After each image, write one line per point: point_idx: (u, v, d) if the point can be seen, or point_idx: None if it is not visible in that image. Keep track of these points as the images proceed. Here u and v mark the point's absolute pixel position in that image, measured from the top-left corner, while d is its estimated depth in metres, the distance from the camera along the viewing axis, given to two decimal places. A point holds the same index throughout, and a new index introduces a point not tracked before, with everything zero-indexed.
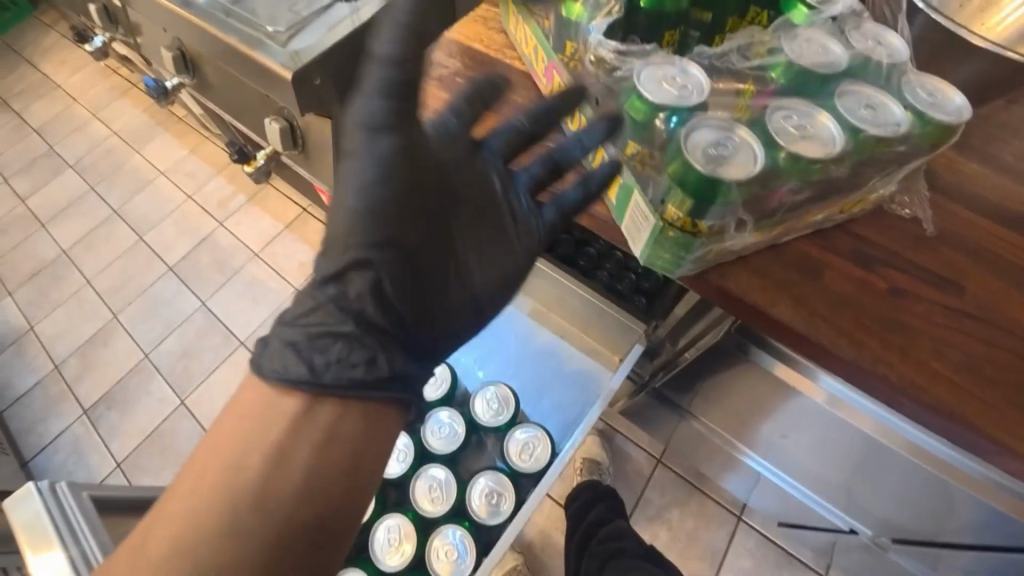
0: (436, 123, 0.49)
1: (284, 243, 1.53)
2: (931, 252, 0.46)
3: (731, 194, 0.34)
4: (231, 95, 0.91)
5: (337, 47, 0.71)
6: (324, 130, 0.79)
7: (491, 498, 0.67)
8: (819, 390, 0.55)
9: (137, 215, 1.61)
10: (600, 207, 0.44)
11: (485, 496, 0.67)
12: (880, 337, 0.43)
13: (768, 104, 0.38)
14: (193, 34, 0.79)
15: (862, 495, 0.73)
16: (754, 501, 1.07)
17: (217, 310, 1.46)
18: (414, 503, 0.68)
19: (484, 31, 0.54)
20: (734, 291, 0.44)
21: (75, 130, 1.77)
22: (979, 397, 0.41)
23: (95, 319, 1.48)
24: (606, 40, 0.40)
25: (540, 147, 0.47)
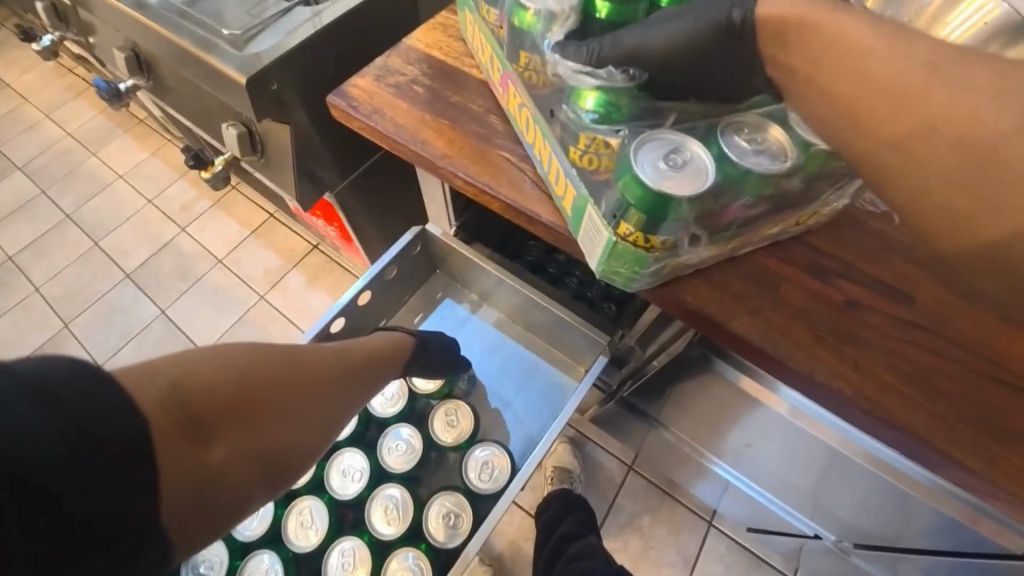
0: (392, 132, 0.48)
1: (249, 250, 1.48)
2: (882, 264, 0.47)
3: (683, 209, 0.33)
4: (187, 97, 0.88)
5: (296, 51, 0.69)
6: (284, 135, 0.76)
7: (449, 520, 0.65)
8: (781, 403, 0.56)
9: (91, 220, 1.54)
10: (557, 219, 0.43)
11: (442, 516, 0.65)
12: (836, 350, 0.44)
13: (719, 120, 0.39)
14: (145, 34, 0.76)
15: (825, 501, 0.74)
16: (724, 507, 1.07)
17: (177, 319, 1.40)
18: (369, 523, 0.66)
19: (444, 39, 0.53)
20: (692, 305, 0.44)
21: (26, 130, 1.68)
22: (928, 409, 0.42)
23: (43, 329, 1.40)
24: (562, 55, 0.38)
25: (498, 157, 0.46)
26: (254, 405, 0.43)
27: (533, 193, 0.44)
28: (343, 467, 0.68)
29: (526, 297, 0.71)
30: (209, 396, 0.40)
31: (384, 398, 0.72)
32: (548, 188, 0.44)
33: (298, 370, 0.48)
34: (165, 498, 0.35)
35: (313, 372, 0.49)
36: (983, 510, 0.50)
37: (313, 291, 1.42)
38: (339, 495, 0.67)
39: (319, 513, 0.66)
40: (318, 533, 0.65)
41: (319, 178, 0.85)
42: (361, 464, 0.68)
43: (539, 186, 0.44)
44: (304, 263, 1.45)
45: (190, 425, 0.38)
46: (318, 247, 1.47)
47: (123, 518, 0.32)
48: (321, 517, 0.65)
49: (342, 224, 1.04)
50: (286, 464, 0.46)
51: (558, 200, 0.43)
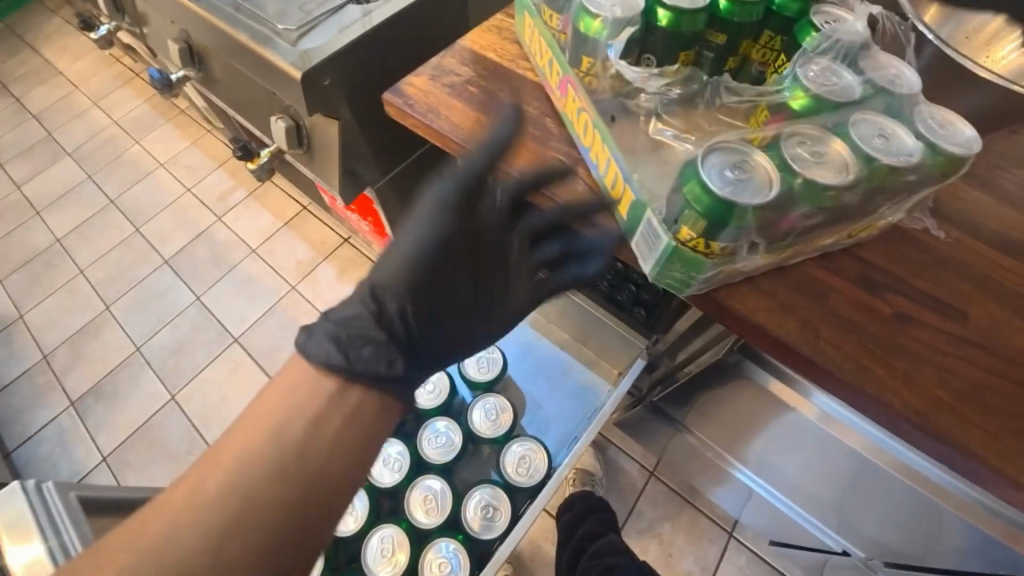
0: (447, 131, 0.49)
1: (282, 241, 1.52)
2: (934, 278, 0.46)
3: (746, 217, 0.33)
4: (237, 90, 0.91)
5: (347, 49, 0.71)
6: (330, 130, 0.78)
7: (487, 512, 0.66)
8: (812, 408, 0.56)
9: (134, 206, 1.60)
10: (610, 222, 0.44)
11: (480, 508, 0.66)
12: (885, 362, 0.43)
13: (782, 128, 0.38)
14: (202, 28, 0.79)
15: (856, 517, 0.73)
16: (746, 518, 1.06)
17: (212, 305, 1.45)
18: (409, 512, 0.67)
19: (498, 41, 0.54)
20: (738, 310, 0.44)
21: (75, 118, 1.75)
22: (980, 425, 0.41)
23: (87, 309, 1.46)
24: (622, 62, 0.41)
25: (551, 160, 0.47)
26: (218, 505, 0.39)
27: (586, 196, 0.45)
28: (384, 456, 0.70)
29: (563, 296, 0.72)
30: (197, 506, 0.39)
31: (425, 391, 0.73)
32: (602, 191, 0.44)
33: (279, 466, 0.40)
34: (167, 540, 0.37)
35: (287, 453, 0.40)
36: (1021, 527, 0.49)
37: (342, 284, 1.45)
38: (377, 482, 0.69)
39: (359, 498, 0.68)
40: (357, 520, 0.67)
41: (360, 173, 0.87)
42: (400, 454, 0.70)
43: (592, 190, 0.45)
44: (334, 256, 1.49)
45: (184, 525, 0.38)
46: (349, 240, 1.50)
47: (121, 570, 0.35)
48: (361, 503, 0.68)
49: (377, 219, 1.06)
50: (313, 513, 0.41)
51: (613, 204, 0.43)
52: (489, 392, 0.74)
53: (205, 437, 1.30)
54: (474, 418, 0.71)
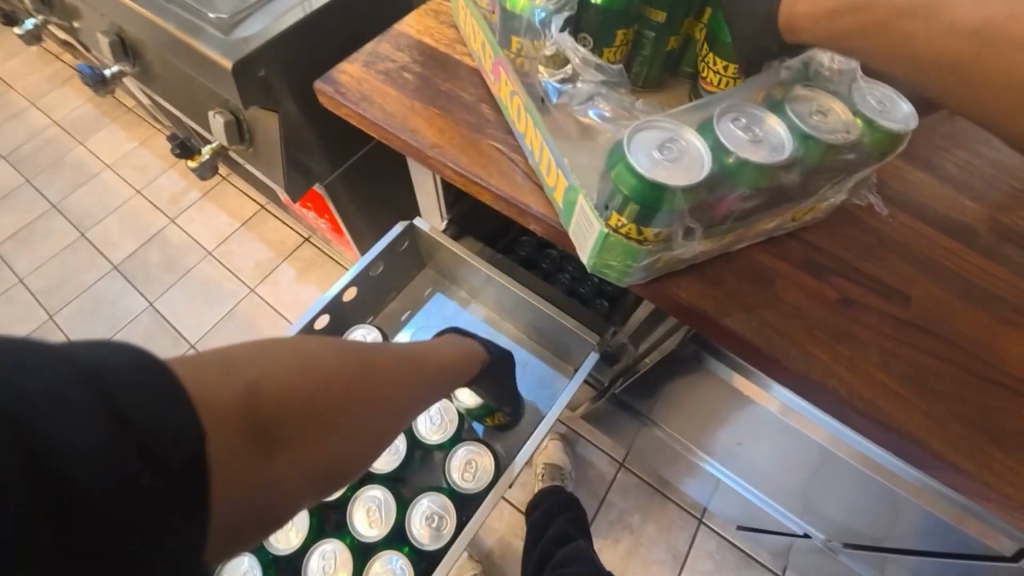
0: (380, 119, 0.46)
1: (239, 242, 1.46)
2: (877, 261, 0.46)
3: (678, 200, 0.32)
4: (174, 84, 0.85)
5: (284, 36, 0.67)
6: (273, 124, 0.74)
7: (432, 522, 0.63)
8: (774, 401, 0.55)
9: (77, 211, 1.50)
10: (548, 212, 0.42)
11: (425, 519, 0.64)
12: (830, 348, 0.43)
13: (718, 106, 0.37)
14: (129, 17, 0.74)
15: (816, 501, 0.73)
16: (714, 505, 1.07)
17: (164, 312, 1.38)
18: (355, 529, 0.64)
19: (435, 25, 0.51)
20: (685, 300, 0.43)
21: (11, 117, 1.64)
22: (922, 409, 0.41)
23: (29, 320, 1.37)
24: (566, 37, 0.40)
25: (488, 147, 0.45)
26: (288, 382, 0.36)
27: (524, 185, 0.43)
28: None
29: (522, 299, 0.70)
30: (276, 411, 0.34)
31: None
32: (539, 178, 0.43)
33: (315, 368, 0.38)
34: (207, 511, 0.29)
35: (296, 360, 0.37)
36: (971, 511, 0.50)
37: (304, 285, 1.40)
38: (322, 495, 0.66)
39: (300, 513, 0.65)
40: (299, 534, 0.64)
41: (308, 167, 0.83)
42: None
43: (530, 178, 0.43)
44: (294, 256, 1.43)
45: (252, 439, 0.33)
46: (309, 240, 1.45)
47: (166, 534, 0.26)
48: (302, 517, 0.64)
49: (332, 217, 1.02)
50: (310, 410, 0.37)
51: (549, 191, 0.41)
52: None
53: None
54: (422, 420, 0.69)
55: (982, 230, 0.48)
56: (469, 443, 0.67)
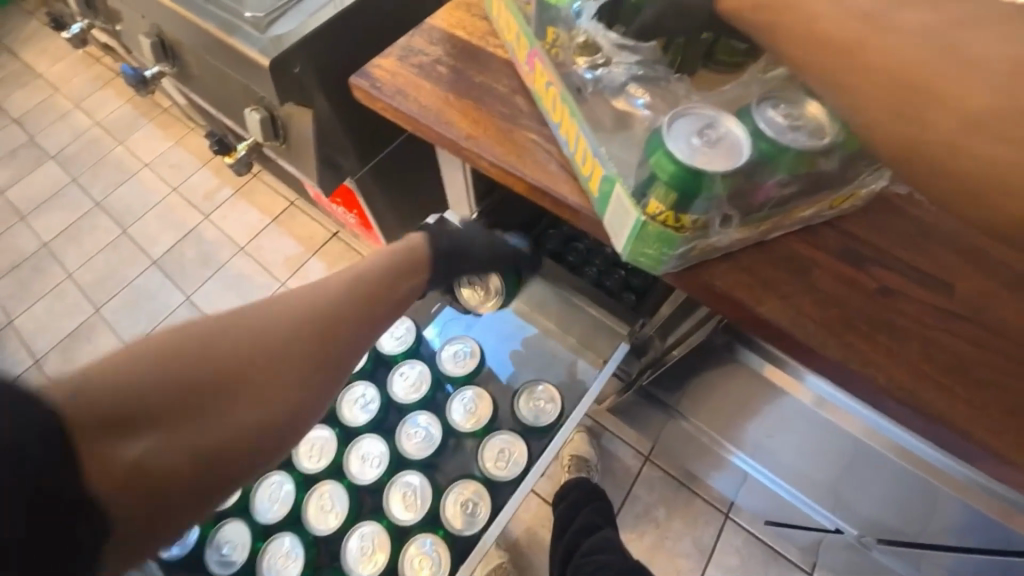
0: (415, 113, 0.47)
1: (271, 237, 1.50)
2: (919, 250, 0.45)
3: (716, 186, 0.32)
4: (212, 84, 0.89)
5: (318, 34, 0.68)
6: (306, 120, 0.76)
7: (466, 508, 0.65)
8: (806, 392, 0.55)
9: (120, 208, 1.57)
10: (584, 202, 0.42)
11: (461, 504, 0.65)
12: (869, 338, 0.42)
13: (757, 94, 0.37)
14: (170, 20, 0.77)
15: (850, 496, 0.72)
16: (742, 500, 1.06)
17: (202, 305, 1.43)
18: (391, 514, 0.67)
19: (467, 18, 0.52)
20: (720, 290, 0.43)
21: (58, 120, 1.73)
22: (968, 399, 0.40)
23: (78, 312, 1.45)
24: (597, 24, 0.39)
25: (522, 138, 0.45)
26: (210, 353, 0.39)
27: (558, 175, 0.44)
28: (362, 453, 0.70)
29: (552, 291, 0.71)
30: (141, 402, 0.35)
31: (407, 384, 0.72)
32: (574, 169, 0.43)
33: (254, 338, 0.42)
34: (98, 504, 0.31)
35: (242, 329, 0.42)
36: (1017, 505, 0.48)
37: None
38: (358, 480, 0.68)
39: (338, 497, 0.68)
40: (337, 517, 0.67)
41: (340, 162, 0.85)
42: (379, 450, 0.69)
43: (564, 168, 0.44)
44: (323, 250, 1.47)
45: (106, 427, 0.33)
46: (337, 234, 1.49)
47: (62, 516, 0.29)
48: (341, 502, 0.68)
49: (362, 212, 1.05)
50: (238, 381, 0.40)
51: (584, 181, 0.42)
52: (467, 385, 0.72)
53: None
54: (452, 412, 0.70)
55: None
56: (503, 432, 0.68)
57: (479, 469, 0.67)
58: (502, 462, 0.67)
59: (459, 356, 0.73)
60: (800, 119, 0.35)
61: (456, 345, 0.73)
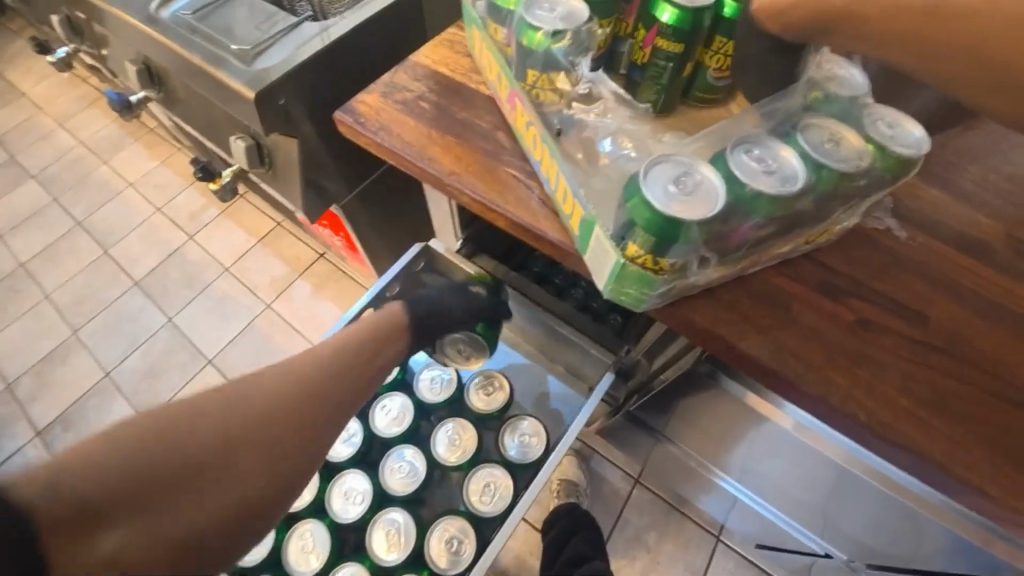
0: (399, 148, 0.47)
1: (256, 258, 1.49)
2: (894, 281, 0.46)
3: (693, 233, 0.33)
4: (197, 110, 0.88)
5: (305, 65, 0.69)
6: (291, 148, 0.76)
7: (452, 545, 0.63)
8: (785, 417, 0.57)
9: (101, 228, 1.55)
10: (565, 238, 0.43)
11: (445, 542, 0.63)
12: (847, 372, 0.43)
13: (732, 138, 0.38)
14: (156, 49, 0.77)
15: (838, 520, 0.72)
16: (731, 523, 1.05)
17: (184, 327, 1.41)
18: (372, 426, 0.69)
19: (451, 55, 0.53)
20: (702, 325, 0.44)
21: (41, 139, 1.71)
22: (944, 432, 0.41)
23: (54, 334, 1.41)
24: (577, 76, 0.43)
25: (504, 174, 0.46)
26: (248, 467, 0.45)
27: (540, 212, 0.44)
28: (345, 489, 0.67)
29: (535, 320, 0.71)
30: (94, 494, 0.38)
31: (389, 417, 0.69)
32: (555, 206, 0.44)
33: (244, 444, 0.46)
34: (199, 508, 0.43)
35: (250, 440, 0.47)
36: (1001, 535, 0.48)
37: (319, 300, 1.42)
38: (339, 518, 0.65)
39: (320, 537, 0.65)
40: (319, 558, 0.64)
41: (326, 188, 0.85)
42: (363, 486, 0.67)
43: (546, 205, 0.44)
44: (310, 271, 1.46)
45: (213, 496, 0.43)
46: (324, 255, 1.48)
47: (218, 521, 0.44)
48: (323, 541, 0.64)
49: (348, 236, 1.04)
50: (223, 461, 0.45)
51: (565, 218, 0.42)
52: (451, 416, 0.70)
53: None
54: (437, 445, 0.68)
55: (999, 247, 0.48)
56: (491, 466, 0.67)
57: (466, 505, 0.65)
58: (488, 497, 0.65)
59: (435, 382, 0.72)
60: (775, 162, 0.36)
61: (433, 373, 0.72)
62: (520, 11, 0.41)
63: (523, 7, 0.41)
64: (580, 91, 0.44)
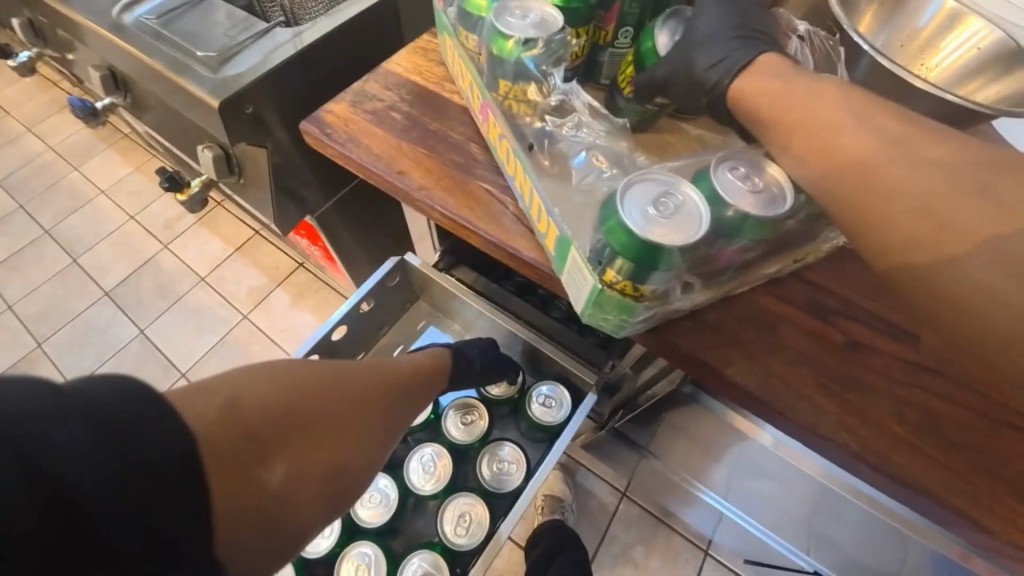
0: (367, 161, 0.45)
1: (232, 268, 1.44)
2: (884, 300, 0.45)
3: (676, 259, 0.31)
4: (165, 117, 0.85)
5: (274, 72, 0.66)
6: (261, 158, 0.73)
7: None
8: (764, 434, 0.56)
9: (70, 236, 1.49)
10: (540, 258, 0.40)
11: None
12: (838, 398, 0.41)
13: (716, 155, 0.36)
14: (118, 53, 0.73)
15: (826, 539, 0.71)
16: (719, 538, 1.04)
17: (155, 340, 1.35)
18: None
19: (424, 63, 0.50)
20: (685, 349, 0.42)
21: (6, 144, 1.64)
22: (938, 461, 0.39)
23: (17, 349, 1.34)
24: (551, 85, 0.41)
25: (478, 189, 0.43)
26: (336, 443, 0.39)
27: (515, 230, 0.42)
28: None
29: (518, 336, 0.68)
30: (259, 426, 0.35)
31: None
32: (531, 223, 0.41)
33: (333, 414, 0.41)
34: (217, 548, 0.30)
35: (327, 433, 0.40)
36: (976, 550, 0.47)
37: (297, 311, 1.38)
38: (309, 554, 0.61)
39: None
40: None
41: (300, 199, 0.82)
42: (332, 519, 0.63)
43: (521, 222, 0.42)
44: (288, 281, 1.42)
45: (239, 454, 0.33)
46: (303, 265, 1.44)
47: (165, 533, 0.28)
48: None
49: (325, 246, 1.01)
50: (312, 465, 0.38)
51: (540, 237, 0.40)
52: (427, 440, 0.67)
53: None
54: (410, 472, 0.65)
55: None
56: (466, 497, 0.63)
57: (442, 540, 0.61)
58: (464, 529, 0.62)
59: None
60: (762, 182, 0.34)
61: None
62: (491, 17, 0.39)
63: (494, 13, 0.39)
64: (552, 102, 0.42)
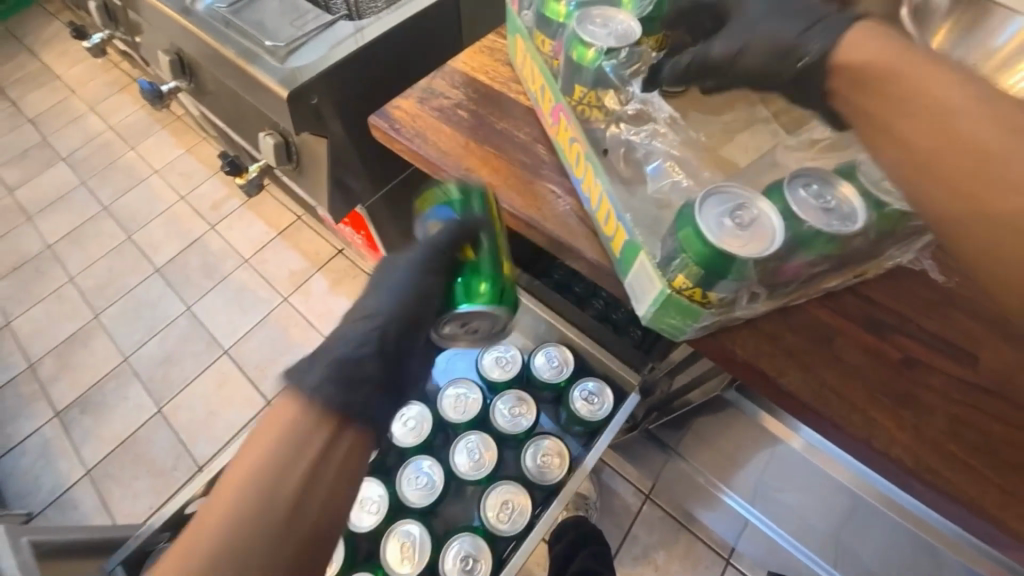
0: (435, 158, 0.46)
1: (275, 251, 1.49)
2: (941, 318, 0.44)
3: (747, 269, 0.32)
4: (227, 103, 0.88)
5: (337, 64, 0.69)
6: (320, 148, 0.76)
7: (466, 565, 0.62)
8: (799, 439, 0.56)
9: (127, 213, 1.57)
10: (603, 260, 0.41)
11: (460, 560, 0.62)
12: (892, 412, 0.41)
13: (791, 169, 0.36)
14: (190, 41, 0.77)
15: (859, 555, 0.70)
16: (742, 546, 1.03)
17: (202, 317, 1.42)
18: None
19: (489, 62, 0.52)
20: (739, 356, 0.42)
21: (72, 123, 1.73)
22: (996, 484, 0.39)
23: (77, 318, 1.43)
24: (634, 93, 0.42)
25: (542, 189, 0.45)
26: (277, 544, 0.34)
27: (579, 230, 0.43)
28: (359, 498, 0.66)
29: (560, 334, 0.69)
30: None
31: (404, 427, 0.68)
32: (594, 225, 0.43)
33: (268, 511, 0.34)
34: None
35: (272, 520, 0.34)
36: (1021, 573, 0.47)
37: (335, 296, 1.42)
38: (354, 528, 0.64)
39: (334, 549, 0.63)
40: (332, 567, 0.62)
41: (351, 189, 0.85)
42: (378, 496, 0.66)
43: (584, 223, 0.43)
44: (328, 267, 1.46)
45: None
46: (342, 252, 1.48)
47: None
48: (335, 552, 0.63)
49: (369, 235, 1.04)
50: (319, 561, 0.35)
51: (605, 240, 0.41)
52: (471, 429, 0.69)
53: (191, 453, 1.27)
54: (454, 458, 0.67)
55: None
56: (510, 487, 0.65)
57: (485, 526, 0.63)
58: (506, 516, 0.64)
59: (460, 401, 0.70)
60: (837, 202, 0.35)
61: (457, 387, 0.70)
62: (572, 24, 0.41)
63: (575, 20, 0.40)
64: (629, 111, 0.42)
